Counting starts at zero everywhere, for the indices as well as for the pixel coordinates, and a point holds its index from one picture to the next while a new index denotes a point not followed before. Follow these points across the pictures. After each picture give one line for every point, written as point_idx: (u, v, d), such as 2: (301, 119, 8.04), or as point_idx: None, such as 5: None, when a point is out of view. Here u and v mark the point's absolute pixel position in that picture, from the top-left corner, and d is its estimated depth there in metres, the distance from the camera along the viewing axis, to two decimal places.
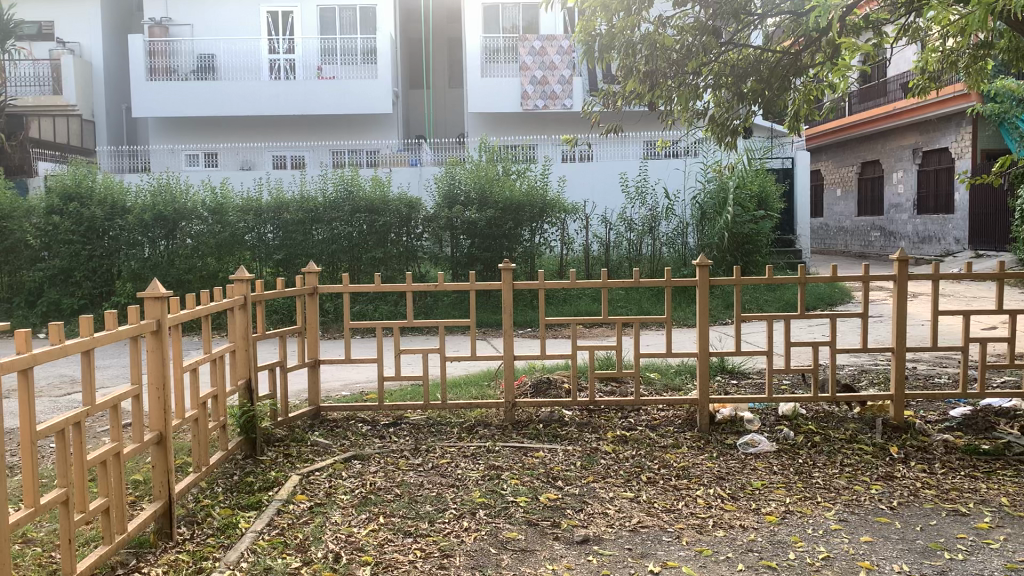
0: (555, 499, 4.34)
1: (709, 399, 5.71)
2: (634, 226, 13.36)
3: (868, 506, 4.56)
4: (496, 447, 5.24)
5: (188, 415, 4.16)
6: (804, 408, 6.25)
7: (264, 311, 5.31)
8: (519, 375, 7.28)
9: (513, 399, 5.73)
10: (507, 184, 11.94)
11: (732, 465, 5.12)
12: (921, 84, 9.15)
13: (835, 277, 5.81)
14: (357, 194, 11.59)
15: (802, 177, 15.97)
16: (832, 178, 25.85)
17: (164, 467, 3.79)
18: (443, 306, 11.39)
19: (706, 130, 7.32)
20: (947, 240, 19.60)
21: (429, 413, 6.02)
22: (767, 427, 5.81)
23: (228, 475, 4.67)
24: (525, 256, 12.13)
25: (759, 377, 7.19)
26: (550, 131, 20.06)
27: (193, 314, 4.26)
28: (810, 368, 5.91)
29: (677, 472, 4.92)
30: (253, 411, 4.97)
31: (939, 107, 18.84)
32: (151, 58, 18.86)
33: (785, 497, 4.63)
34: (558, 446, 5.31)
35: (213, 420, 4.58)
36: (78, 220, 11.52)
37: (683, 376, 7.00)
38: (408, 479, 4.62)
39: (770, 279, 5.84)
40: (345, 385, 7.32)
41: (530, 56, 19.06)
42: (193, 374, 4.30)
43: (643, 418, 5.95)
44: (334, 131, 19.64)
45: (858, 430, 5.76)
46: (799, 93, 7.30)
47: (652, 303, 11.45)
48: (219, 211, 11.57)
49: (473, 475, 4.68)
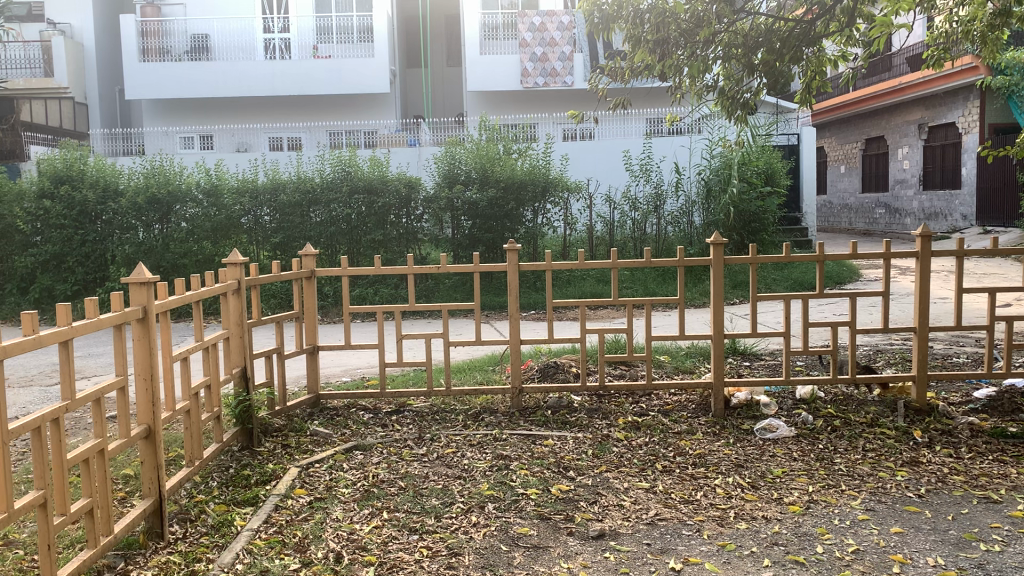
0: (568, 491, 4.12)
1: (724, 382, 5.48)
2: (638, 205, 13.03)
3: (895, 494, 4.35)
4: (504, 435, 5.03)
5: (179, 408, 3.93)
6: (823, 391, 6.01)
7: (259, 296, 5.06)
8: (525, 359, 7.07)
9: (521, 384, 5.50)
10: (509, 163, 11.68)
11: (750, 452, 4.91)
12: (936, 55, 8.80)
13: (856, 254, 5.53)
14: (355, 174, 11.32)
15: (807, 154, 15.71)
16: (835, 155, 25.51)
17: (154, 463, 3.58)
18: (445, 289, 11.17)
19: (715, 104, 7.03)
20: (955, 217, 19.33)
21: (432, 400, 5.79)
22: (785, 411, 5.59)
23: (223, 468, 4.46)
24: (528, 236, 11.87)
25: (772, 359, 6.98)
26: (551, 109, 19.70)
27: (183, 300, 4.02)
28: (828, 350, 5.62)
29: (694, 460, 4.71)
30: (250, 400, 4.76)
31: (947, 81, 18.51)
32: (144, 39, 18.53)
33: (807, 485, 4.43)
34: (567, 433, 5.09)
35: (206, 412, 4.35)
36: (70, 204, 11.26)
37: (695, 358, 6.79)
38: (413, 470, 4.40)
39: (786, 257, 5.53)
40: (346, 371, 7.13)
41: (530, 32, 18.66)
42: (183, 363, 4.06)
43: (656, 403, 5.72)
44: (331, 111, 19.27)
45: (878, 414, 5.53)
46: (812, 62, 7.02)
47: (658, 284, 11.21)
48: (214, 193, 11.30)
49: (480, 466, 4.46)
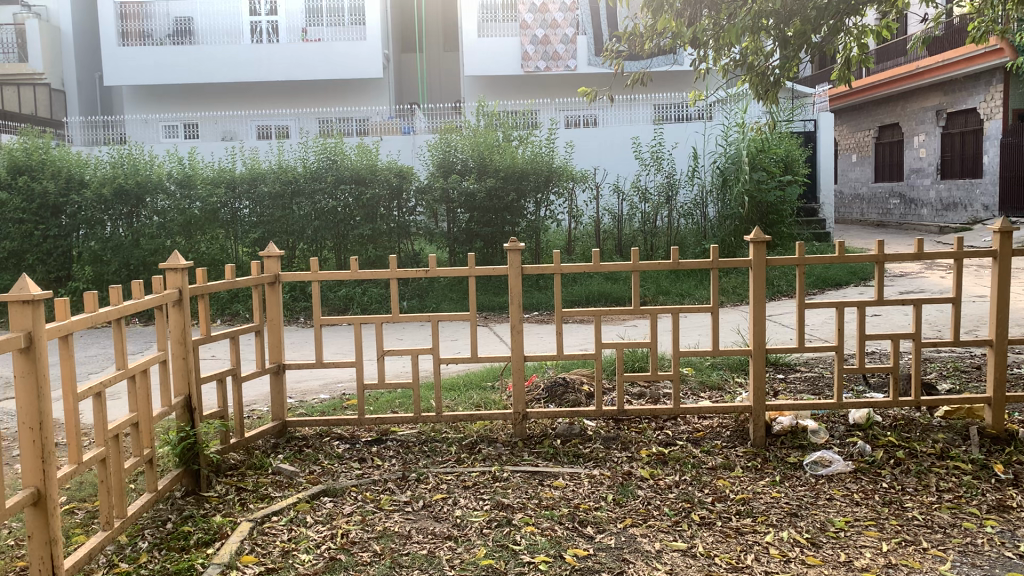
0: (586, 558, 3.27)
1: (765, 406, 4.64)
2: (649, 197, 12.14)
3: (990, 554, 3.49)
4: (505, 473, 4.18)
5: (90, 458, 3.05)
6: (879, 414, 5.12)
7: (208, 307, 4.18)
8: (529, 372, 6.25)
9: (525, 409, 4.64)
10: (509, 150, 10.81)
11: (803, 496, 4.07)
12: (983, 29, 7.95)
13: (921, 254, 4.64)
14: (342, 163, 10.44)
15: (825, 141, 14.85)
16: (847, 143, 24.60)
17: (45, 537, 2.72)
18: (438, 290, 10.32)
19: (743, 84, 6.10)
20: (975, 207, 18.42)
21: (421, 426, 4.93)
22: (836, 439, 4.75)
23: (158, 523, 3.60)
24: (530, 231, 11.03)
25: (809, 370, 6.17)
26: (553, 94, 18.79)
27: (94, 318, 3.12)
28: (889, 368, 4.74)
29: (737, 508, 3.87)
30: (195, 436, 3.89)
31: (968, 64, 17.57)
32: (123, 21, 17.55)
33: (880, 543, 3.57)
34: (580, 470, 4.25)
35: (131, 457, 3.46)
36: (29, 196, 10.35)
37: (723, 371, 5.96)
38: (392, 527, 3.55)
39: (840, 257, 4.63)
40: (324, 386, 6.31)
41: (530, 14, 17.75)
42: (97, 399, 3.15)
43: (684, 430, 4.87)
44: (321, 97, 18.39)
45: (949, 443, 4.66)
46: (852, 32, 6.12)
47: (671, 282, 10.38)
48: (187, 183, 10.44)
49: (476, 520, 3.60)
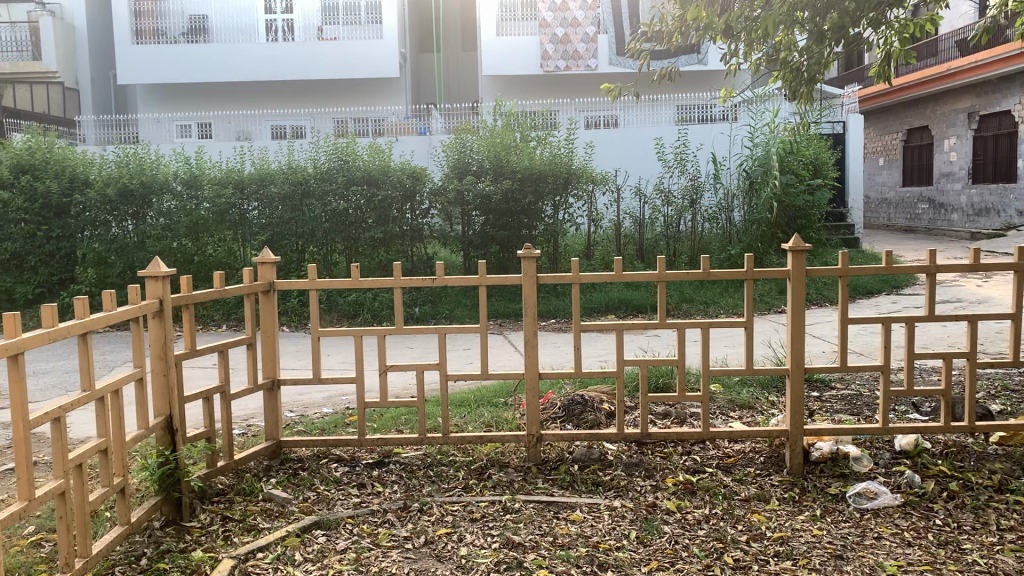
0: None
1: (804, 430, 4.23)
2: (672, 201, 11.64)
3: None
4: (516, 504, 3.79)
5: (44, 493, 2.69)
6: (928, 440, 4.68)
7: (193, 318, 3.83)
8: (544, 388, 5.86)
9: (539, 431, 4.25)
10: (526, 151, 10.46)
11: (847, 534, 3.64)
12: None
13: (979, 265, 4.18)
14: (354, 163, 10.11)
15: (855, 143, 14.34)
16: (874, 146, 23.98)
17: None
18: (451, 296, 9.97)
19: (775, 81, 5.65)
20: (1009, 212, 17.79)
21: (428, 447, 4.56)
22: (882, 468, 4.32)
23: (131, 559, 3.24)
24: (548, 234, 10.64)
25: (846, 389, 5.73)
26: (572, 94, 18.44)
27: (53, 335, 2.77)
28: (941, 390, 4.29)
29: (775, 549, 3.45)
30: (176, 461, 3.54)
31: (1003, 65, 16.96)
32: (138, 19, 17.38)
33: None
34: (599, 500, 3.87)
35: (100, 486, 3.10)
36: (33, 196, 10.13)
37: (753, 389, 5.54)
38: (389, 568, 3.18)
39: (889, 268, 4.18)
40: (328, 399, 5.97)
41: (550, 12, 17.35)
42: (56, 424, 2.80)
43: (714, 456, 4.47)
44: (337, 97, 18.14)
45: (1008, 475, 4.21)
46: (894, 26, 5.63)
47: (694, 290, 9.93)
48: (194, 184, 10.17)
49: (481, 564, 3.21)
